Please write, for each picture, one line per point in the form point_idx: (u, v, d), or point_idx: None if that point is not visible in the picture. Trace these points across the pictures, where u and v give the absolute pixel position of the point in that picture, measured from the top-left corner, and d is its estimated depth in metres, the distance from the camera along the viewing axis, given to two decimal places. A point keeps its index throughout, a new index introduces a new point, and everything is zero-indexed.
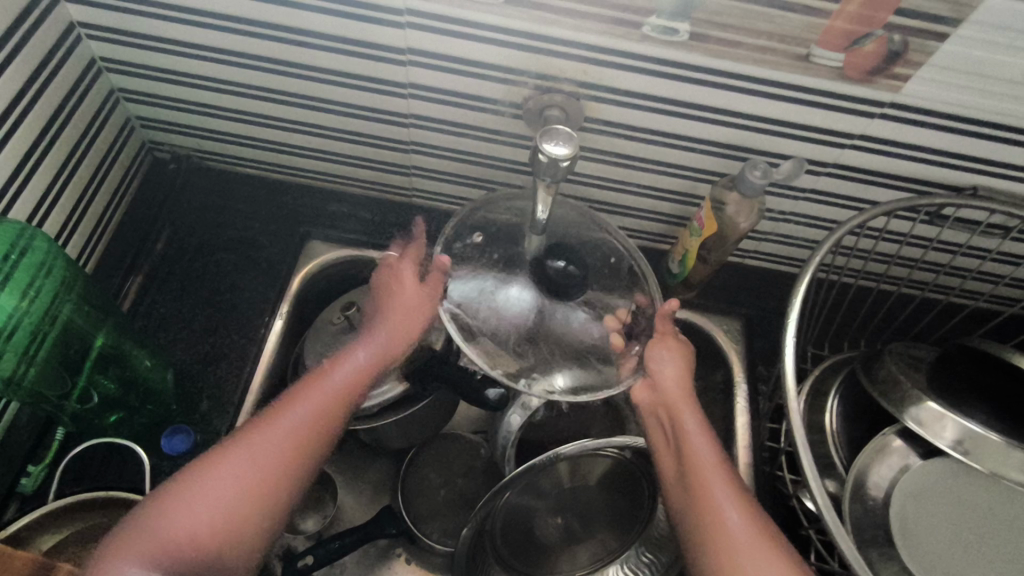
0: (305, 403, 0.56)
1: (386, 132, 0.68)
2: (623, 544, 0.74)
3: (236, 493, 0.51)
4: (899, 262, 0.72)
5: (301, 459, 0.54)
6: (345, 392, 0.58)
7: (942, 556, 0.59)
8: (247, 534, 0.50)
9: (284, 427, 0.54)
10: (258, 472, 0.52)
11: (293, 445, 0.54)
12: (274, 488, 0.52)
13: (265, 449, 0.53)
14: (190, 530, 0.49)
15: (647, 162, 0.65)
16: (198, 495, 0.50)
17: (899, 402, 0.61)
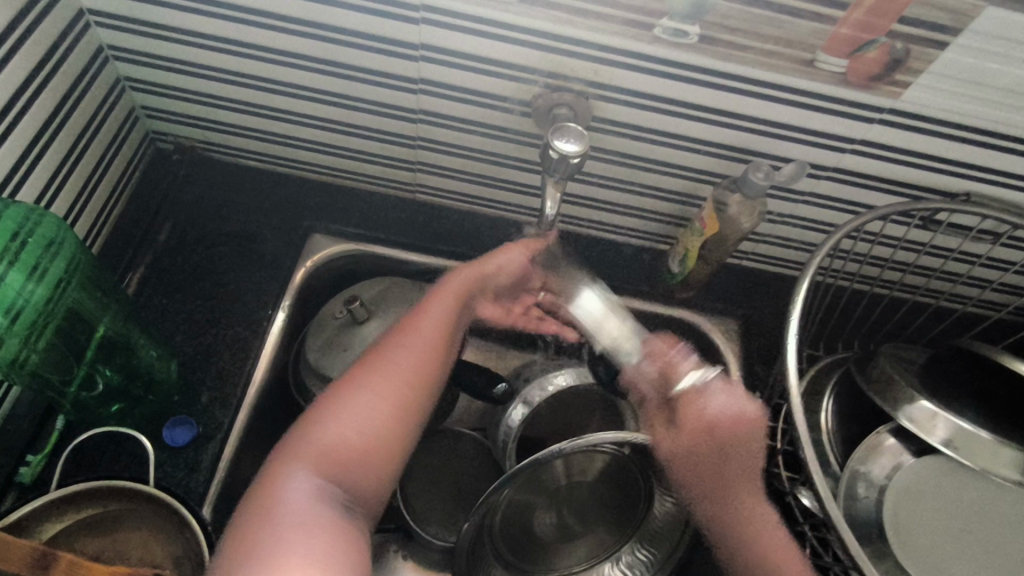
0: (420, 329, 0.60)
1: (395, 127, 0.68)
2: (620, 539, 0.75)
3: (387, 405, 0.55)
4: (893, 266, 0.74)
5: (429, 375, 0.59)
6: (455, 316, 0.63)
7: (933, 552, 0.60)
8: (397, 442, 0.55)
9: (411, 349, 0.59)
10: (398, 386, 0.57)
11: (423, 362, 0.59)
12: (416, 398, 0.57)
13: (396, 365, 0.57)
14: (351, 437, 0.53)
15: (652, 163, 0.66)
16: (349, 408, 0.55)
17: (893, 401, 0.63)
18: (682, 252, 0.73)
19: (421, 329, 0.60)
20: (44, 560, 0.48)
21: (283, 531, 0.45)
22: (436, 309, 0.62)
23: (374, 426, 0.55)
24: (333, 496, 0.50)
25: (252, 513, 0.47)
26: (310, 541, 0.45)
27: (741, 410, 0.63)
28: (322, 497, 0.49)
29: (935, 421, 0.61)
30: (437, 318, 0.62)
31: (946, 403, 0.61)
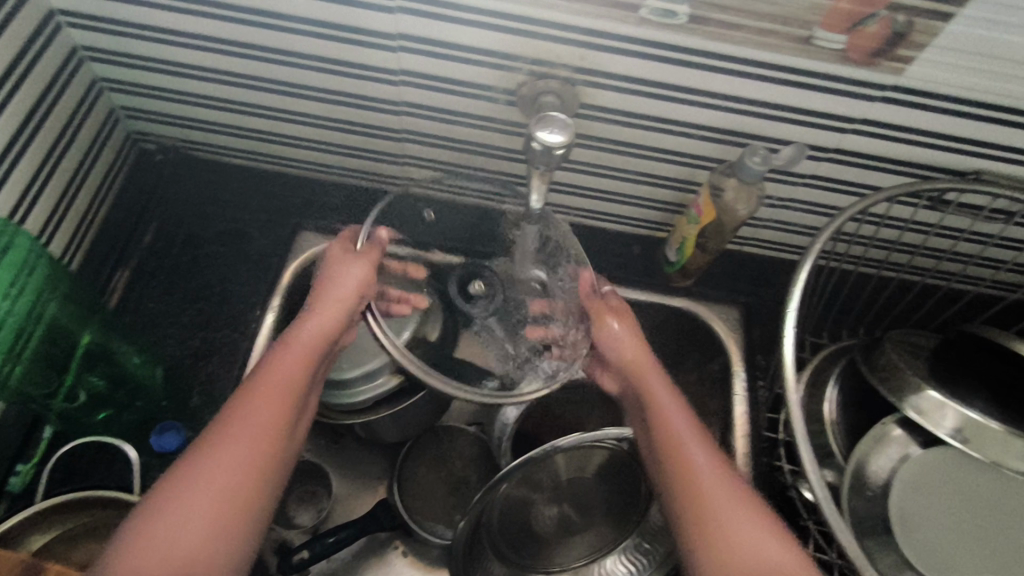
0: (264, 389, 0.50)
1: (376, 120, 0.66)
2: (621, 534, 0.74)
3: (217, 495, 0.45)
4: (900, 249, 0.71)
5: (275, 449, 0.49)
6: (302, 368, 0.53)
7: (940, 546, 0.59)
8: (230, 545, 0.45)
9: (256, 421, 0.49)
10: (233, 470, 0.46)
11: (263, 437, 0.48)
12: (258, 479, 0.47)
13: (233, 444, 0.47)
14: (167, 549, 0.43)
15: (645, 149, 0.64)
16: (170, 517, 0.44)
17: (899, 389, 0.60)
18: (679, 240, 0.71)
19: (261, 392, 0.50)
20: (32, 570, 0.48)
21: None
22: (285, 365, 0.52)
23: (208, 528, 0.44)
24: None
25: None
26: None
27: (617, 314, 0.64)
28: None
29: (943, 411, 0.58)
30: (281, 375, 0.52)
31: (955, 391, 0.59)
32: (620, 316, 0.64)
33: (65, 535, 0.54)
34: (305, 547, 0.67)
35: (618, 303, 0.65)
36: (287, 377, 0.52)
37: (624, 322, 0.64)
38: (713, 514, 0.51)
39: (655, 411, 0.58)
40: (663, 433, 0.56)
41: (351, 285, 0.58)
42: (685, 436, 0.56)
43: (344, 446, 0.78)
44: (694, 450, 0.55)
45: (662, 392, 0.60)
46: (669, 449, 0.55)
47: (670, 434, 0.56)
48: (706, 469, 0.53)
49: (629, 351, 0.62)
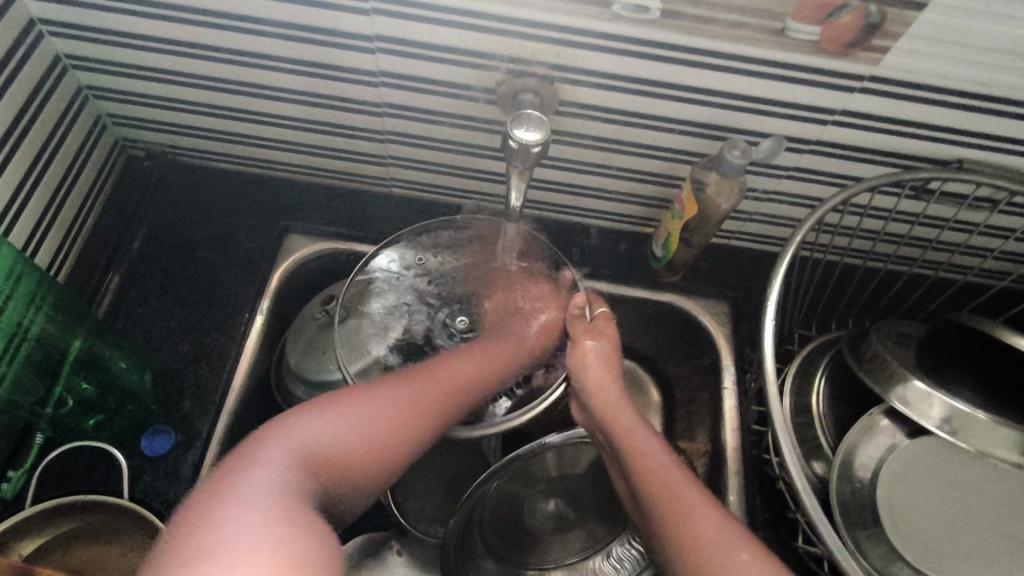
0: (443, 372, 0.60)
1: (359, 122, 0.67)
2: (613, 529, 0.74)
3: (381, 428, 0.54)
4: (886, 239, 0.70)
5: (425, 421, 0.57)
6: (488, 374, 0.61)
7: (928, 537, 0.59)
8: (374, 471, 0.53)
9: (405, 393, 0.57)
10: (395, 417, 0.55)
11: (428, 405, 0.57)
12: (395, 438, 0.54)
13: (396, 399, 0.56)
14: (335, 443, 0.51)
15: (626, 145, 0.64)
16: (342, 411, 0.53)
17: (885, 380, 0.60)
18: (664, 236, 0.71)
19: (437, 376, 0.59)
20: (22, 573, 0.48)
21: (239, 505, 0.42)
22: (466, 360, 0.61)
23: (349, 444, 0.52)
24: (305, 493, 0.46)
25: (202, 497, 0.44)
26: (256, 516, 0.41)
27: (603, 343, 0.64)
28: (255, 496, 0.43)
29: (929, 401, 0.58)
30: (458, 368, 0.60)
31: (941, 381, 0.59)
32: (600, 340, 0.64)
33: (61, 536, 0.55)
34: None
35: (600, 326, 0.65)
36: (462, 371, 0.60)
37: (606, 345, 0.64)
38: (704, 544, 0.50)
39: (628, 442, 0.58)
40: (640, 468, 0.56)
41: (546, 331, 0.66)
42: (669, 470, 0.55)
43: None
44: (675, 475, 0.54)
45: (636, 423, 0.59)
46: (646, 478, 0.55)
47: (642, 457, 0.56)
48: (693, 498, 0.53)
49: (608, 377, 0.62)
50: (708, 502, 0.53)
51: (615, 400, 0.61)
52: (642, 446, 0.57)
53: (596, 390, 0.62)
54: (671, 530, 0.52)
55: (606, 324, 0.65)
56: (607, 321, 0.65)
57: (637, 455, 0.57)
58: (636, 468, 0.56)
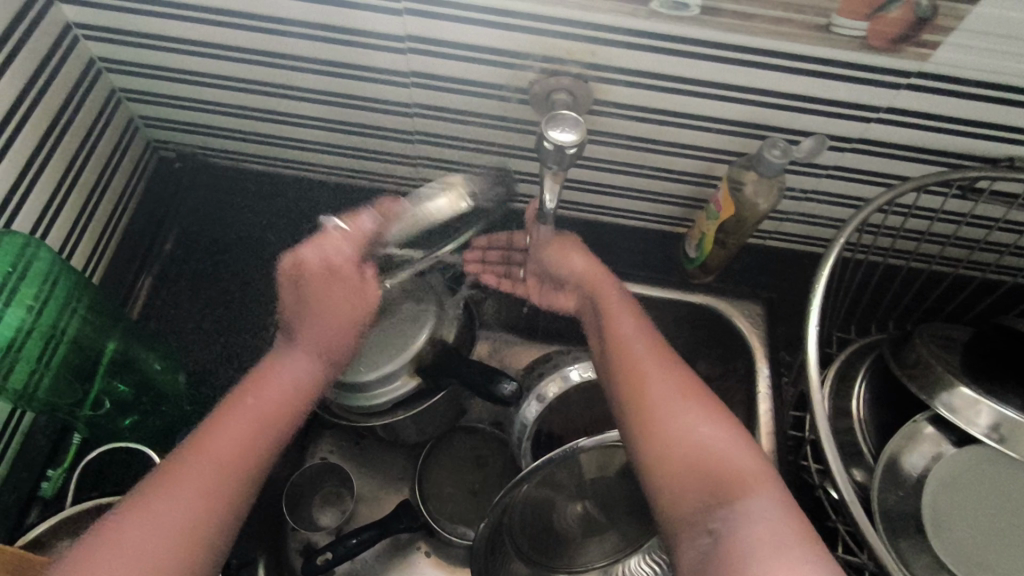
0: (224, 432, 0.48)
1: (389, 122, 0.66)
2: (643, 535, 0.73)
3: (193, 503, 0.44)
4: (931, 239, 0.68)
5: (236, 477, 0.46)
6: (283, 403, 0.51)
7: (973, 547, 0.57)
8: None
9: (175, 490, 0.44)
10: (194, 495, 0.44)
11: (234, 465, 0.47)
12: (222, 499, 0.45)
13: (168, 498, 0.44)
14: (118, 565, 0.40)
15: (661, 144, 0.63)
16: (113, 541, 0.41)
17: (930, 386, 0.58)
18: (698, 236, 0.69)
19: (224, 426, 0.48)
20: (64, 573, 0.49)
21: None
22: (253, 401, 0.50)
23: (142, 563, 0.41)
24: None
25: None
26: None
27: (585, 255, 0.64)
28: None
29: (977, 408, 0.56)
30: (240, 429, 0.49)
31: (991, 388, 0.57)
32: (591, 287, 0.62)
33: None
34: (327, 549, 0.67)
35: (585, 270, 0.63)
36: (251, 413, 0.49)
37: (594, 291, 0.62)
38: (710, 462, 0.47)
39: (625, 366, 0.54)
40: (635, 393, 0.53)
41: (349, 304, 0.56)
42: (662, 386, 0.52)
43: (368, 446, 0.79)
44: (671, 397, 0.51)
45: (638, 346, 0.55)
46: (636, 400, 0.52)
47: (640, 379, 0.53)
48: (694, 427, 0.50)
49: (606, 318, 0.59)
50: (693, 395, 0.52)
51: (619, 329, 0.57)
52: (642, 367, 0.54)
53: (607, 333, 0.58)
54: (666, 453, 0.49)
55: (589, 266, 0.63)
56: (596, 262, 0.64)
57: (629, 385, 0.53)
58: (632, 395, 0.53)
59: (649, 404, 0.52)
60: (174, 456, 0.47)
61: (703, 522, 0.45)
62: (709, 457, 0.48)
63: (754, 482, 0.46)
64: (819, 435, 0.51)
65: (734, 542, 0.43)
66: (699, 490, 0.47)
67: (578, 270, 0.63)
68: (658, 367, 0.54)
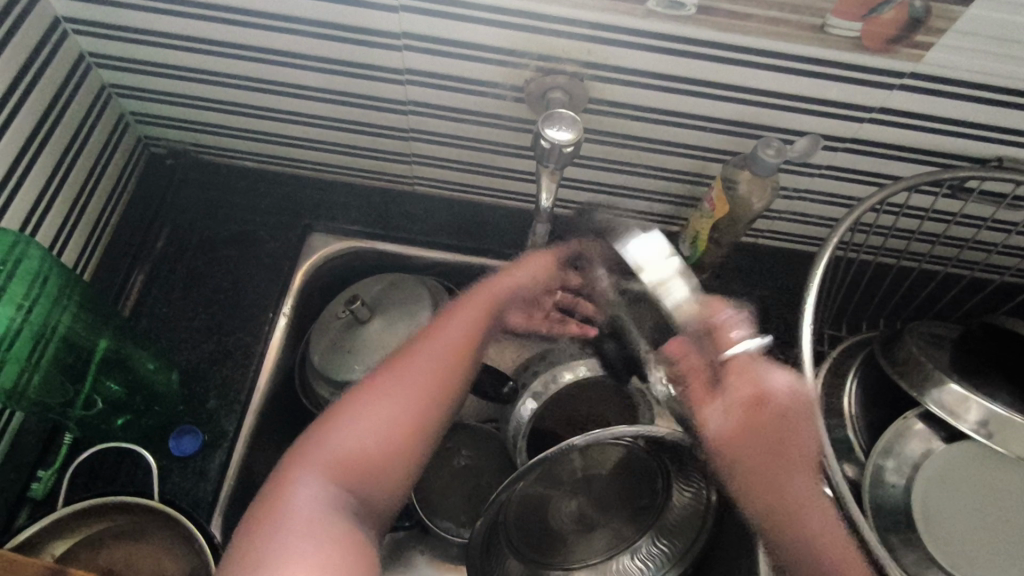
0: (428, 353, 0.58)
1: (384, 120, 0.66)
2: (637, 530, 0.74)
3: (392, 425, 0.54)
4: (921, 238, 0.69)
5: (428, 411, 0.55)
6: (469, 342, 0.60)
7: (963, 543, 0.58)
8: (399, 464, 0.53)
9: (402, 385, 0.55)
10: (392, 417, 0.54)
11: (425, 401, 0.56)
12: (432, 408, 0.56)
13: (397, 394, 0.55)
14: (357, 448, 0.52)
15: (656, 143, 0.63)
16: (357, 419, 0.53)
17: (920, 383, 0.59)
18: (692, 235, 0.69)
19: (414, 366, 0.57)
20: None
21: (290, 536, 0.45)
22: (440, 345, 0.59)
23: (379, 443, 0.53)
24: (343, 507, 0.49)
25: (261, 509, 0.48)
26: (310, 548, 0.44)
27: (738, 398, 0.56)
28: (324, 507, 0.48)
29: (967, 405, 0.57)
30: (446, 343, 0.59)
31: (980, 384, 0.58)
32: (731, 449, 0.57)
33: (90, 540, 0.57)
34: None
35: (736, 422, 0.57)
36: (438, 362, 0.57)
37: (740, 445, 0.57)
38: None
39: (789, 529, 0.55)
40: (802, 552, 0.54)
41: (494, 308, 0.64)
42: (819, 526, 0.54)
43: None
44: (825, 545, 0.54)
45: (815, 512, 0.55)
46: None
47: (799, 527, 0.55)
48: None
49: (769, 484, 0.56)
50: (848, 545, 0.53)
51: (784, 494, 0.56)
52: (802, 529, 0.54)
53: (780, 498, 0.56)
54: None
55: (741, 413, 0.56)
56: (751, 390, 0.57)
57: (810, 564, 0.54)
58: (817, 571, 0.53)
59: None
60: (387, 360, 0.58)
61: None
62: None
63: None
64: None
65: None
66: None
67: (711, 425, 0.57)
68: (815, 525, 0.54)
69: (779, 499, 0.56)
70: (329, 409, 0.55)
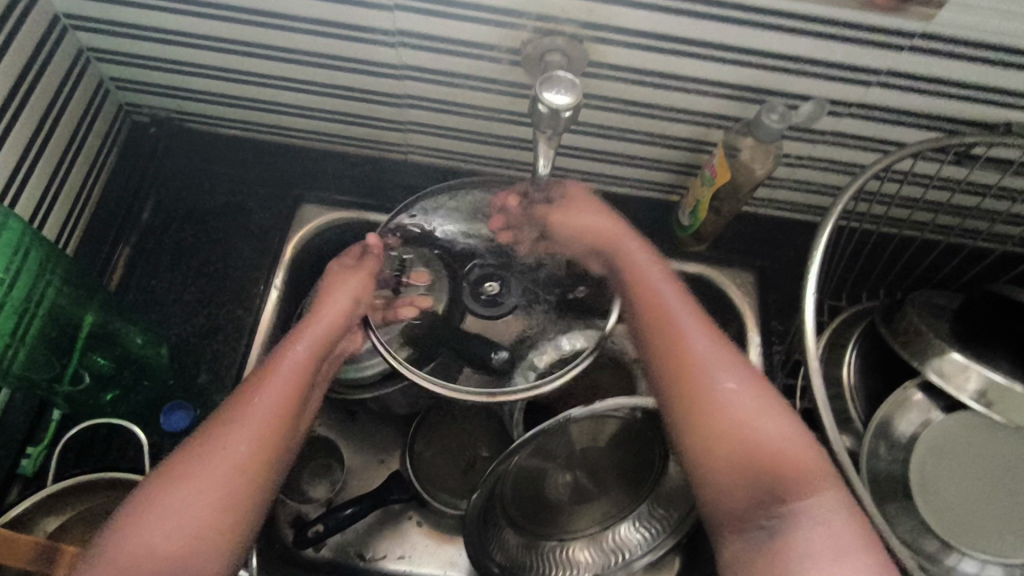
0: (257, 407, 0.50)
1: (374, 85, 0.64)
2: (635, 500, 0.74)
3: (206, 507, 0.46)
4: (924, 207, 0.68)
5: (247, 482, 0.47)
6: (291, 392, 0.51)
7: (959, 511, 0.58)
8: (221, 550, 0.46)
9: (218, 458, 0.47)
10: (206, 500, 0.46)
11: (241, 472, 0.47)
12: (257, 477, 0.48)
13: (213, 468, 0.47)
14: (154, 545, 0.44)
15: (656, 108, 0.61)
16: (161, 509, 0.45)
17: (920, 353, 0.59)
18: (692, 203, 0.68)
19: (234, 431, 0.49)
20: (47, 553, 0.49)
21: None
22: (261, 403, 0.50)
23: (184, 534, 0.45)
24: None
25: None
26: None
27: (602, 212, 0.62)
28: None
29: (967, 374, 0.57)
30: (274, 392, 0.51)
31: (980, 353, 0.57)
32: (666, 315, 0.54)
33: (83, 517, 0.56)
34: (319, 521, 0.67)
35: (661, 295, 0.56)
36: (258, 423, 0.49)
37: (658, 314, 0.55)
38: (776, 460, 0.47)
39: (682, 370, 0.51)
40: (689, 387, 0.51)
41: (338, 322, 0.58)
42: (727, 381, 0.51)
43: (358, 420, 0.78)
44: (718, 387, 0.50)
45: (716, 368, 0.51)
46: (704, 420, 0.50)
47: (687, 359, 0.52)
48: (740, 412, 0.49)
49: (672, 345, 0.53)
50: (754, 380, 0.51)
51: (686, 341, 0.53)
52: (692, 351, 0.52)
53: (676, 346, 0.53)
54: (715, 436, 0.49)
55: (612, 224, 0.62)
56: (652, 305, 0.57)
57: (699, 416, 0.50)
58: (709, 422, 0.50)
59: (731, 416, 0.49)
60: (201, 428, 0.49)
61: (744, 518, 0.47)
62: (788, 452, 0.48)
63: (812, 483, 0.46)
64: (817, 405, 0.51)
65: (780, 545, 0.44)
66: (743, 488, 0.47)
67: (649, 283, 0.57)
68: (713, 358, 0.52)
69: (673, 353, 0.53)
70: (133, 496, 0.46)
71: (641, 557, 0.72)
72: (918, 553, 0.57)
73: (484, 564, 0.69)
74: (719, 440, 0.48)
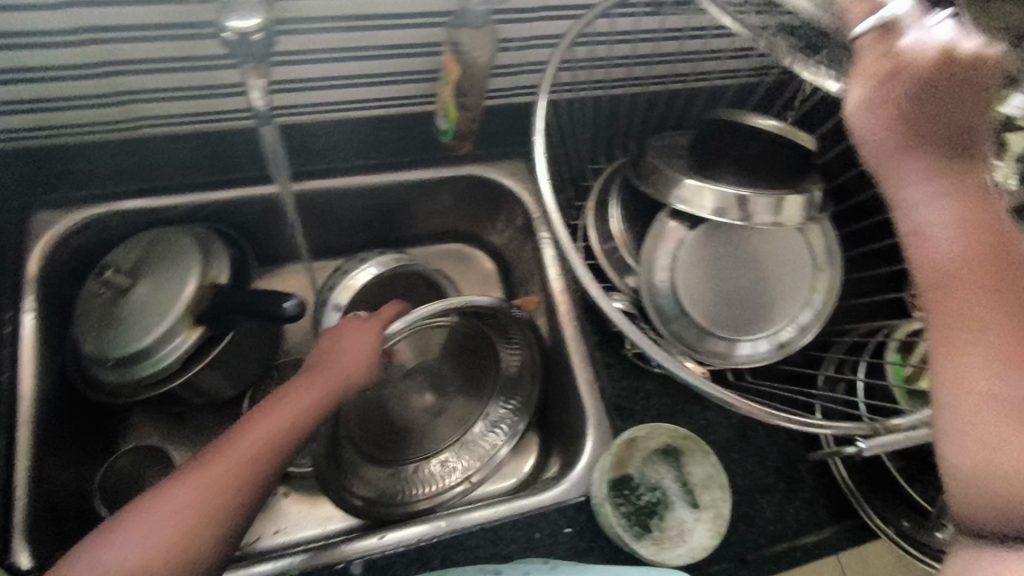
0: (246, 436, 0.52)
1: (57, 59, 0.55)
2: (481, 400, 0.79)
3: (170, 527, 0.46)
4: (636, 62, 0.73)
5: (208, 511, 0.47)
6: (283, 428, 0.53)
7: (719, 310, 0.68)
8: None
9: (202, 476, 0.48)
10: (178, 519, 0.46)
11: (210, 494, 0.48)
12: (228, 501, 0.48)
13: (193, 485, 0.48)
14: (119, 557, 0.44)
15: (374, 20, 0.59)
16: (132, 525, 0.46)
17: (665, 188, 0.64)
18: (441, 107, 0.70)
19: (220, 458, 0.50)
20: None
21: None
22: (250, 438, 0.52)
23: (146, 552, 0.45)
24: None
25: None
26: None
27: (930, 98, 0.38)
28: None
29: (701, 194, 0.62)
30: (270, 422, 0.53)
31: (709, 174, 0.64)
32: (951, 278, 0.38)
33: None
34: None
35: (968, 239, 0.38)
36: (239, 456, 0.50)
37: (911, 203, 0.40)
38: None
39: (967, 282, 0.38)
40: (937, 311, 0.39)
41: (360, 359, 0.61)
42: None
43: (186, 421, 0.75)
44: (981, 321, 0.37)
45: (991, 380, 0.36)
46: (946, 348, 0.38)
47: (954, 271, 0.38)
48: (981, 386, 0.36)
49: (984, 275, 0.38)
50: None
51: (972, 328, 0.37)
52: (966, 239, 0.38)
53: (980, 335, 0.37)
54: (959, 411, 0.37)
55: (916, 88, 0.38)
56: (889, 100, 0.39)
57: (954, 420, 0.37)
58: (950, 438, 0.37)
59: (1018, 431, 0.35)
60: (209, 445, 0.52)
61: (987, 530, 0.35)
62: None
63: None
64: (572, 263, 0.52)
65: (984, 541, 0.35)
66: (998, 515, 0.35)
67: (923, 229, 0.39)
68: (989, 301, 0.37)
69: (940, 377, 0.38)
70: (117, 514, 0.47)
71: (503, 446, 0.76)
72: (703, 351, 0.67)
73: (344, 501, 0.67)
74: (961, 400, 0.37)
